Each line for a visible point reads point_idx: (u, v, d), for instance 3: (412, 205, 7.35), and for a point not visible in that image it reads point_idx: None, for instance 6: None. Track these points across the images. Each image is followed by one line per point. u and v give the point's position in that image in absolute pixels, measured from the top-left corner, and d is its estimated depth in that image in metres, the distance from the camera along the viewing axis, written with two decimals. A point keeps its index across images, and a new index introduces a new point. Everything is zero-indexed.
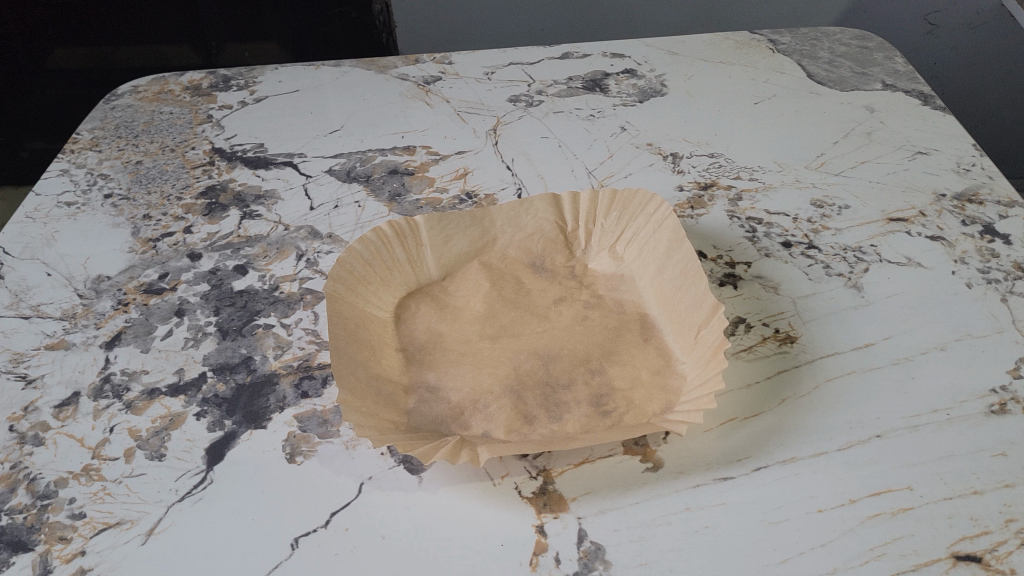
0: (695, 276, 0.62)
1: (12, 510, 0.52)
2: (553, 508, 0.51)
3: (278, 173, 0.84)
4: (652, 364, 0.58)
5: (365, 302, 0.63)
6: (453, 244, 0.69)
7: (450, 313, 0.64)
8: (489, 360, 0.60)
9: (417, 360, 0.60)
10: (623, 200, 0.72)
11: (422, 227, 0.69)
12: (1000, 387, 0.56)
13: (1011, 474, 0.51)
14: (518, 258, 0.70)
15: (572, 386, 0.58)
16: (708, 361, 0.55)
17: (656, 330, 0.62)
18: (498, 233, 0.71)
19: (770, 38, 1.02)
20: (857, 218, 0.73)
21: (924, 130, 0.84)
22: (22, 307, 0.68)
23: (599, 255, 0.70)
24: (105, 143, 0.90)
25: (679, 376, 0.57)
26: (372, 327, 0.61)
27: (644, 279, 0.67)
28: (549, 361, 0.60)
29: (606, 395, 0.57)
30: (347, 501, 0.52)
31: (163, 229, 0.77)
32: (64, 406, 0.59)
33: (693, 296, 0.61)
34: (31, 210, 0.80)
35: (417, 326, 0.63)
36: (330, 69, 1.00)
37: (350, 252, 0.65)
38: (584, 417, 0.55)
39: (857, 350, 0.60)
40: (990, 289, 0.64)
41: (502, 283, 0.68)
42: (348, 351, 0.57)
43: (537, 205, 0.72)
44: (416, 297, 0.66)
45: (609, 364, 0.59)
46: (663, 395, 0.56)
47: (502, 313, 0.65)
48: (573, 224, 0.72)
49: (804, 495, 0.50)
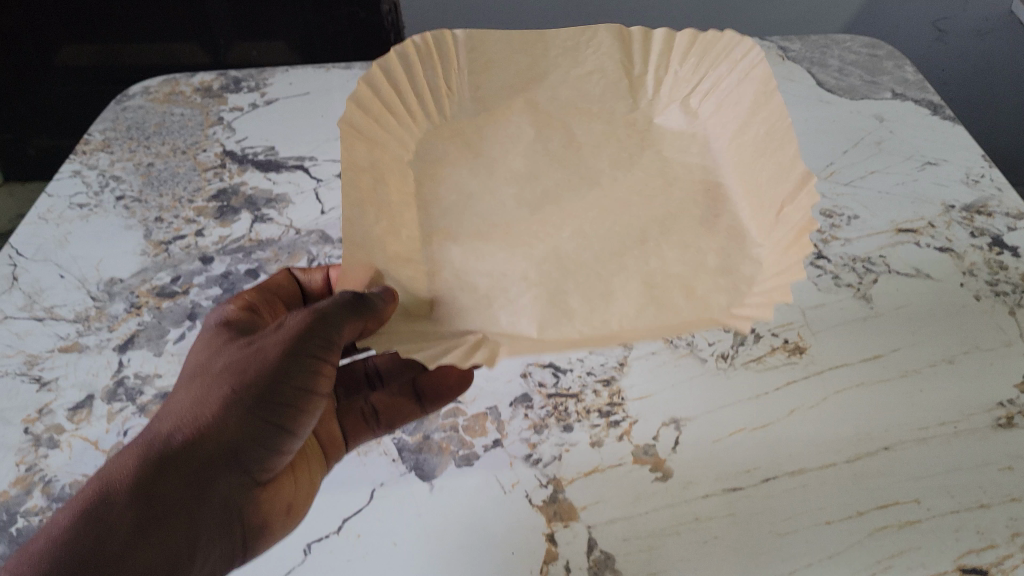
0: (727, 52, 0.68)
1: (29, 513, 0.53)
2: (563, 516, 0.51)
3: (289, 177, 0.84)
4: (724, 248, 0.61)
5: (384, 136, 0.64)
6: (495, 75, 0.71)
7: (489, 180, 0.67)
8: (525, 238, 0.63)
9: (443, 244, 0.62)
10: (703, 43, 0.70)
11: (439, 72, 0.69)
12: (1008, 400, 0.57)
13: (1018, 489, 0.51)
14: (572, 99, 0.71)
15: (624, 280, 0.60)
16: (788, 248, 0.57)
17: (728, 204, 0.64)
18: (549, 64, 0.71)
19: (780, 45, 1.02)
20: (866, 228, 0.73)
21: (932, 141, 0.84)
22: (35, 310, 0.69)
23: (668, 109, 0.71)
24: (116, 144, 0.91)
25: (753, 264, 0.60)
26: (403, 178, 0.64)
27: (720, 138, 0.67)
28: (591, 249, 0.63)
29: (658, 289, 0.59)
30: (359, 508, 0.52)
31: (175, 232, 0.78)
32: (78, 409, 0.60)
33: (779, 159, 0.60)
34: (44, 211, 0.81)
35: (453, 181, 0.67)
36: (340, 71, 1.00)
37: (374, 76, 0.65)
38: (632, 312, 0.58)
39: (866, 362, 0.60)
40: (998, 302, 0.64)
41: (549, 133, 0.70)
42: (377, 250, 0.57)
43: (601, 38, 0.71)
44: (451, 154, 0.68)
45: (666, 247, 0.62)
46: (727, 284, 0.59)
47: (548, 172, 0.68)
48: (641, 66, 0.72)
49: (813, 507, 0.51)
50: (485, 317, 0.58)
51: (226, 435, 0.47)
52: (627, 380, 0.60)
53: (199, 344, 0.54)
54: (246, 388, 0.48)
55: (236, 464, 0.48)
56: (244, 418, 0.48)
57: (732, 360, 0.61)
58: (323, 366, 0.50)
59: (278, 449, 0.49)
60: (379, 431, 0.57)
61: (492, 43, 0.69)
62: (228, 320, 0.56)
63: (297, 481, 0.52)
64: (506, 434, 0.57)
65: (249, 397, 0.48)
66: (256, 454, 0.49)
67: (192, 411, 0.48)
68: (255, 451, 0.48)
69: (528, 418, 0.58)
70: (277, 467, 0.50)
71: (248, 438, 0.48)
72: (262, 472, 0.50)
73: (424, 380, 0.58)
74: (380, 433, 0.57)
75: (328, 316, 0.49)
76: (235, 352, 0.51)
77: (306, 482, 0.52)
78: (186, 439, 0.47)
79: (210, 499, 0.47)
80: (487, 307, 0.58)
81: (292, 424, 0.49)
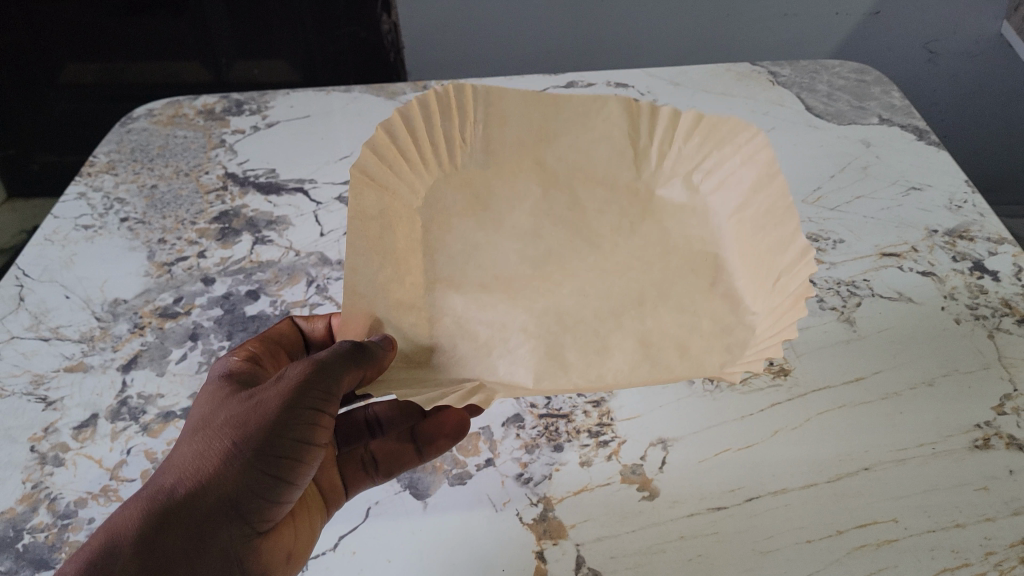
0: (731, 137, 0.68)
1: (35, 529, 0.55)
2: (552, 534, 0.53)
3: (289, 199, 0.86)
4: (721, 315, 0.64)
5: (400, 182, 0.67)
6: (508, 128, 0.71)
7: (493, 235, 0.70)
8: (525, 294, 0.67)
9: (446, 291, 0.65)
10: (708, 129, 0.69)
11: (453, 121, 0.70)
12: (985, 422, 0.58)
13: (992, 509, 0.53)
14: (577, 164, 0.72)
15: (620, 338, 0.64)
16: (783, 314, 0.59)
17: (725, 272, 0.66)
18: (561, 125, 0.72)
19: (771, 70, 1.04)
20: (851, 253, 0.75)
21: (918, 166, 0.86)
22: (41, 330, 0.71)
23: (670, 183, 0.71)
24: (121, 166, 0.93)
25: (746, 329, 0.62)
26: (411, 226, 0.67)
27: (720, 215, 0.68)
28: (589, 307, 0.67)
29: (653, 347, 0.63)
30: (355, 525, 0.54)
31: (177, 254, 0.80)
32: (82, 428, 0.62)
33: (780, 233, 0.61)
34: (50, 233, 0.83)
35: (458, 232, 0.69)
36: (340, 94, 1.02)
37: (393, 122, 0.66)
38: (627, 368, 0.62)
39: (848, 385, 0.62)
40: (978, 326, 0.66)
41: (555, 193, 0.72)
42: (381, 299, 0.60)
43: (611, 108, 0.71)
44: (459, 205, 0.70)
45: (663, 309, 0.65)
46: (721, 346, 0.62)
47: (547, 231, 0.71)
48: (646, 141, 0.72)
49: (794, 525, 0.53)
50: (485, 365, 0.62)
51: (224, 489, 0.49)
52: (616, 402, 0.62)
53: (199, 398, 0.56)
54: (245, 440, 0.49)
55: (236, 516, 0.49)
56: (241, 470, 0.49)
57: (719, 383, 0.63)
58: (323, 416, 0.51)
59: (278, 500, 0.50)
60: (377, 479, 0.56)
61: (511, 94, 0.70)
62: (227, 373, 0.57)
63: (298, 528, 0.52)
64: (499, 453, 0.58)
65: (247, 449, 0.49)
66: (256, 505, 0.50)
67: (193, 464, 0.50)
68: (254, 502, 0.50)
69: (520, 437, 0.60)
70: (277, 518, 0.51)
71: (248, 489, 0.49)
72: (263, 522, 0.50)
73: (423, 427, 0.58)
74: (379, 481, 0.56)
75: (329, 366, 0.51)
76: (233, 404, 0.52)
77: (307, 531, 0.52)
78: (186, 495, 0.48)
79: (209, 550, 0.48)
80: (487, 355, 0.62)
81: (292, 474, 0.50)
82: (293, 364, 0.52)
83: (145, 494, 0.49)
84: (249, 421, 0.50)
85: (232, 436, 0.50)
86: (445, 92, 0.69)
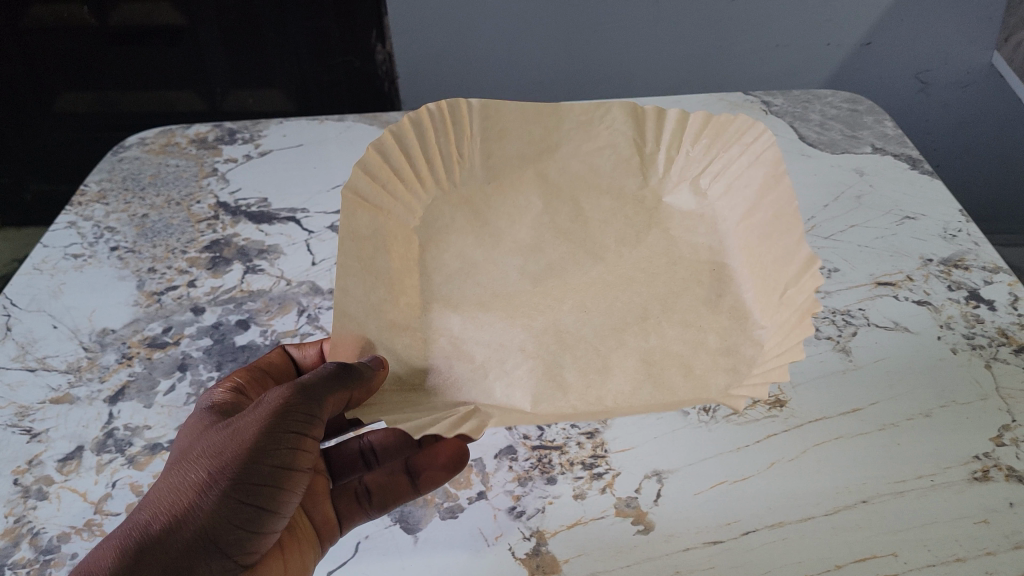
0: (739, 135, 0.69)
1: (16, 564, 0.54)
2: (546, 570, 0.52)
3: (281, 229, 0.85)
4: (727, 332, 0.63)
5: (396, 203, 0.67)
6: (508, 141, 0.72)
7: (492, 252, 0.70)
8: (525, 311, 0.67)
9: (441, 312, 0.65)
10: (717, 126, 0.70)
11: (450, 135, 0.70)
12: (983, 454, 0.58)
13: (993, 543, 0.52)
14: (581, 175, 0.73)
15: (622, 356, 0.63)
16: (791, 332, 0.58)
17: (731, 286, 0.66)
18: (561, 136, 0.73)
19: (763, 100, 1.04)
20: (846, 281, 0.75)
21: (914, 195, 0.86)
22: (28, 361, 0.70)
23: (680, 190, 0.72)
24: (112, 196, 0.92)
25: (754, 345, 0.62)
26: (408, 246, 0.67)
27: (728, 221, 0.69)
28: (591, 325, 0.66)
29: (656, 366, 0.62)
30: (343, 561, 0.53)
31: (167, 283, 0.79)
32: (67, 460, 0.61)
33: (785, 243, 0.61)
34: (39, 262, 0.82)
35: (458, 249, 0.70)
36: (333, 123, 1.02)
37: (385, 142, 0.67)
38: (628, 389, 0.61)
39: (845, 416, 0.61)
40: (975, 356, 0.66)
41: (557, 205, 0.73)
42: (372, 322, 0.60)
43: (616, 114, 0.73)
44: (458, 221, 0.70)
45: (667, 325, 0.65)
46: (728, 364, 0.62)
47: (551, 245, 0.71)
48: (653, 146, 0.73)
49: (792, 560, 0.52)
50: (480, 389, 0.61)
51: (203, 519, 0.48)
52: (611, 434, 0.61)
53: (179, 437, 0.56)
54: (222, 469, 0.48)
55: (215, 549, 0.48)
56: (220, 499, 0.48)
57: (714, 414, 0.62)
58: (305, 442, 0.50)
59: (260, 531, 0.49)
60: (372, 512, 0.55)
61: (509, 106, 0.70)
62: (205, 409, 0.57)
63: (287, 564, 0.51)
64: (491, 486, 0.58)
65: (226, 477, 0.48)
66: (234, 536, 0.48)
67: (169, 497, 0.49)
68: (233, 533, 0.48)
69: (512, 470, 0.59)
70: (261, 551, 0.50)
71: (225, 520, 0.48)
72: (244, 556, 0.49)
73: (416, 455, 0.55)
74: (373, 514, 0.55)
75: (312, 389, 0.51)
76: (212, 435, 0.52)
77: (296, 566, 0.51)
78: (163, 528, 0.47)
79: None
80: (483, 377, 0.62)
81: (273, 503, 0.49)
82: (274, 390, 0.52)
83: (124, 528, 0.48)
84: (228, 449, 0.49)
85: (210, 465, 0.49)
86: (439, 109, 0.69)
